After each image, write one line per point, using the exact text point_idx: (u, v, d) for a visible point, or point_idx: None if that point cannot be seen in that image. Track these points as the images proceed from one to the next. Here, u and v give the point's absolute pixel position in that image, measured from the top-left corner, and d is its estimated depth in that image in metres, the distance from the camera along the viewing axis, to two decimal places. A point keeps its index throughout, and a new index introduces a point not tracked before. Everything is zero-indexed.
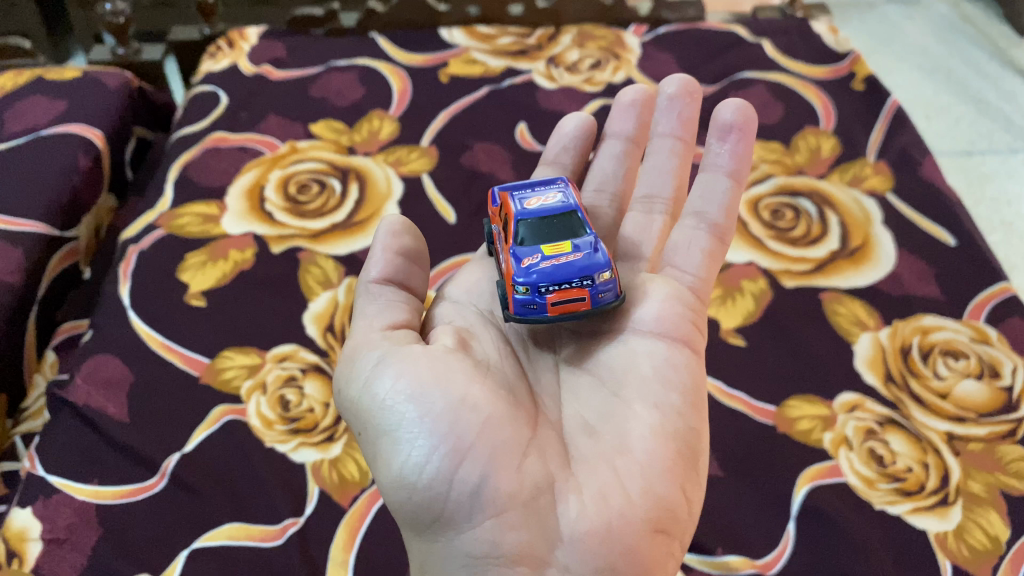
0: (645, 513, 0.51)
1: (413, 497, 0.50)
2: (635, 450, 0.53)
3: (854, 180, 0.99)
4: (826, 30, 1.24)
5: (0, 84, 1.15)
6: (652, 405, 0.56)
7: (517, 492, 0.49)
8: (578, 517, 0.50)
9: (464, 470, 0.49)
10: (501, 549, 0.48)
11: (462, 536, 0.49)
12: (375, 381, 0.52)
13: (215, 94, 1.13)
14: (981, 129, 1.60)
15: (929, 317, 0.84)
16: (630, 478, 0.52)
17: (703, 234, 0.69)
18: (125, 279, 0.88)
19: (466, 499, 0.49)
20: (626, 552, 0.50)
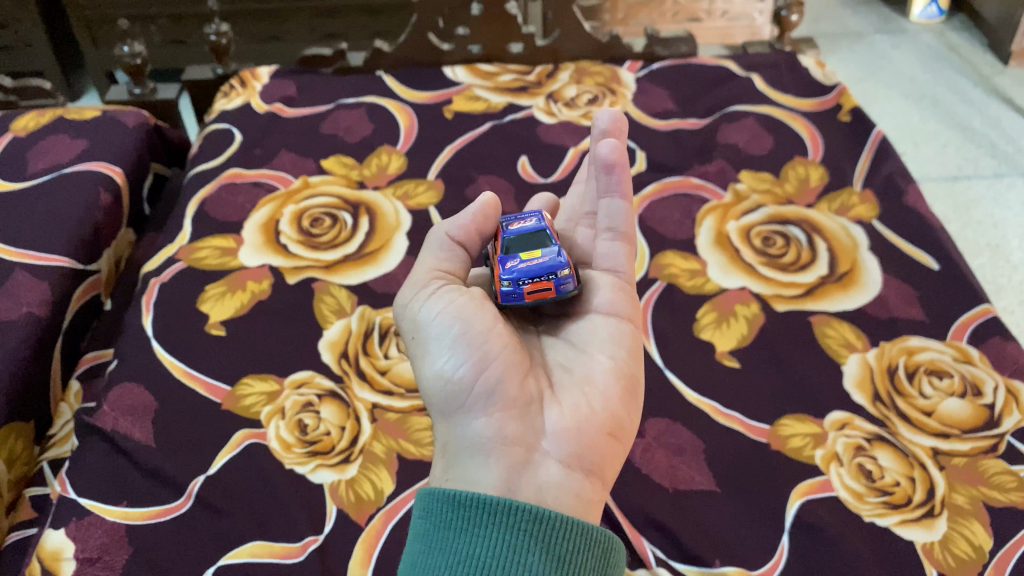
0: (606, 424, 0.60)
1: (438, 391, 0.59)
2: (602, 378, 0.62)
3: (841, 208, 1.04)
4: (813, 64, 1.29)
5: (24, 124, 1.21)
6: (613, 344, 0.65)
7: (520, 398, 0.59)
8: (562, 419, 0.59)
9: (486, 374, 0.58)
10: (503, 435, 0.57)
11: (471, 422, 0.58)
12: (421, 299, 0.61)
13: (230, 132, 1.18)
14: (968, 154, 1.66)
15: (914, 339, 0.88)
16: (600, 398, 0.61)
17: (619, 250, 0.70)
18: (148, 310, 0.93)
19: (483, 395, 0.58)
20: (595, 453, 0.58)
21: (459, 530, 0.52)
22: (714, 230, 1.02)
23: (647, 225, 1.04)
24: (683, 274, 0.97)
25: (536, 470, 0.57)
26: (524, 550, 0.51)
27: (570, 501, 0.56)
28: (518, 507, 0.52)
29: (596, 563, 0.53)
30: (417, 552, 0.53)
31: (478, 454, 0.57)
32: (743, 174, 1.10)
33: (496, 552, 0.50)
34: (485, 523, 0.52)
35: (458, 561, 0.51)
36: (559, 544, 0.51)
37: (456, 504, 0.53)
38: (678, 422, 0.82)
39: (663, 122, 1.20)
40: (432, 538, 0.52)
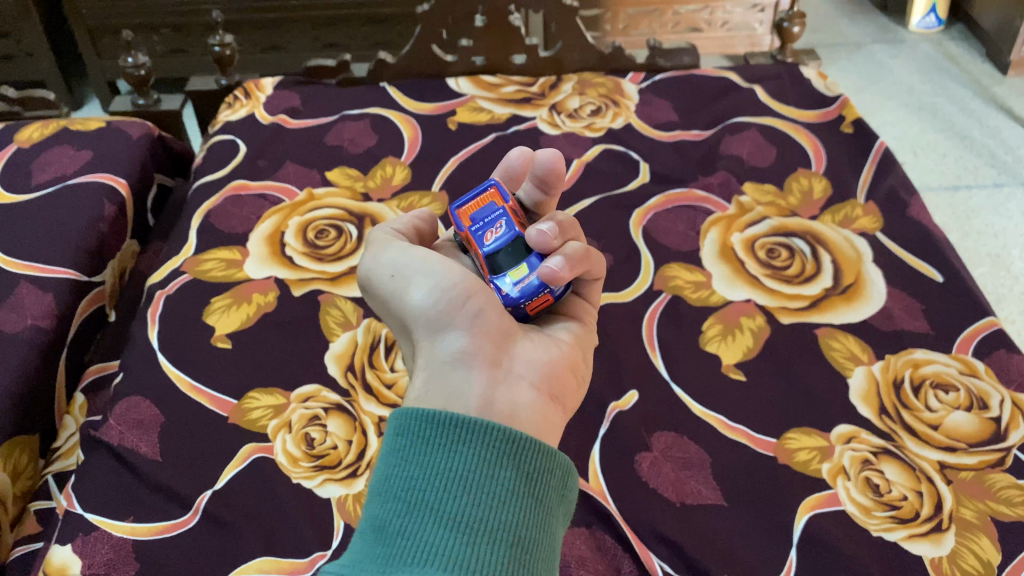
0: (566, 366, 0.62)
1: (419, 320, 0.59)
2: (564, 339, 0.65)
3: (844, 220, 1.04)
4: (815, 75, 1.30)
5: (28, 134, 1.21)
6: (571, 321, 0.68)
7: (501, 329, 0.59)
8: (533, 354, 0.60)
9: (470, 302, 0.59)
10: (481, 354, 0.57)
11: (451, 342, 0.57)
12: (401, 248, 0.62)
13: (234, 143, 1.18)
14: (967, 164, 1.66)
15: (920, 352, 0.88)
16: (563, 347, 0.63)
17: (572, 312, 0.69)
18: (153, 323, 0.93)
19: (466, 319, 0.58)
20: (558, 386, 0.60)
21: (434, 448, 0.50)
22: (718, 242, 1.02)
23: (652, 237, 1.04)
24: (688, 286, 0.97)
25: (511, 387, 0.57)
26: (500, 470, 0.49)
27: (540, 420, 0.56)
28: (493, 428, 0.50)
29: (562, 487, 0.52)
30: (387, 470, 0.50)
31: (458, 368, 0.56)
32: (747, 186, 1.10)
33: (473, 470, 0.49)
34: (461, 442, 0.50)
35: (433, 479, 0.48)
36: (533, 466, 0.50)
37: (431, 421, 0.50)
38: (685, 435, 0.82)
39: (666, 134, 1.20)
40: (405, 454, 0.50)
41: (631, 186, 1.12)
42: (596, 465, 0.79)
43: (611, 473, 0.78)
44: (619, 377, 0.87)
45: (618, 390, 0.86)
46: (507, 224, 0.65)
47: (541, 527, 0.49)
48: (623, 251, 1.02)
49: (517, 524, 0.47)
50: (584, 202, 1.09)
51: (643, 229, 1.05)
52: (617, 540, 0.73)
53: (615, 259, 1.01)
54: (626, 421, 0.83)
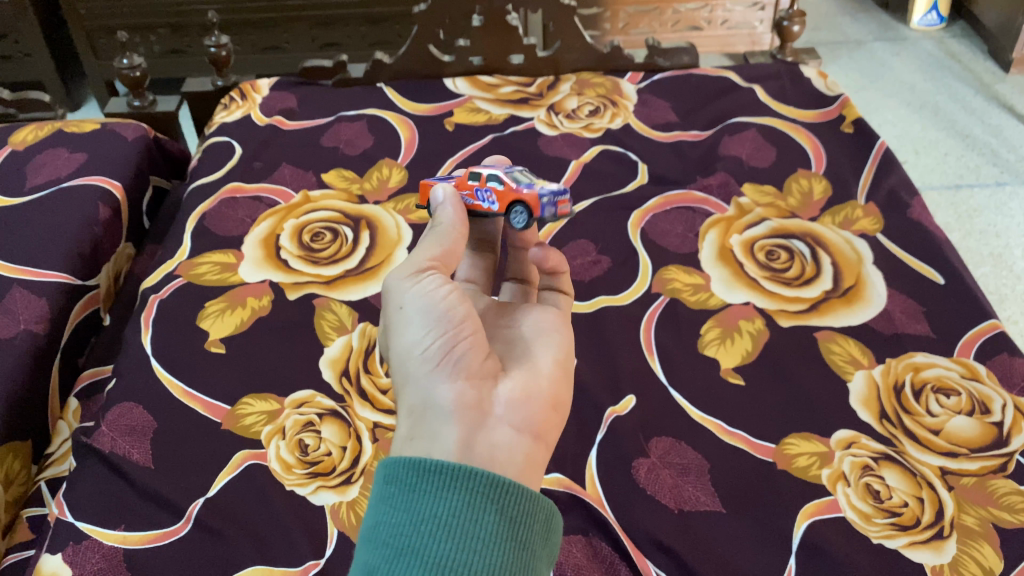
0: (548, 402, 0.61)
1: (408, 362, 0.57)
2: (548, 365, 0.63)
3: (845, 221, 1.03)
4: (816, 74, 1.29)
5: (22, 137, 1.20)
6: (556, 340, 0.66)
7: (480, 374, 0.58)
8: (514, 395, 0.59)
9: (457, 348, 0.57)
10: (462, 399, 0.56)
11: (435, 386, 0.56)
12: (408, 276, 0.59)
13: (230, 145, 1.17)
14: (969, 162, 1.65)
15: (920, 355, 0.87)
16: (545, 375, 0.62)
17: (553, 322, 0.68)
18: (147, 327, 0.92)
19: (451, 366, 0.57)
20: (540, 421, 0.59)
21: (422, 492, 0.49)
22: (717, 245, 1.01)
23: (650, 239, 1.03)
24: (687, 288, 0.96)
25: (489, 432, 0.56)
26: (484, 511, 0.48)
27: (518, 463, 0.56)
28: (478, 472, 0.50)
29: (546, 529, 0.51)
30: (377, 516, 0.49)
31: (439, 416, 0.55)
32: (746, 187, 1.09)
33: (459, 513, 0.48)
34: (447, 486, 0.49)
35: (421, 522, 0.48)
36: (518, 509, 0.50)
37: (419, 466, 0.50)
38: (683, 440, 0.81)
39: (665, 134, 1.19)
40: (393, 500, 0.49)
41: (630, 187, 1.11)
42: (592, 472, 0.78)
43: (607, 479, 0.78)
44: (617, 381, 0.86)
45: (615, 395, 0.85)
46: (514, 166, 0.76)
47: (527, 568, 0.48)
48: (621, 253, 1.01)
49: (502, 567, 0.47)
50: (582, 204, 1.08)
51: (642, 231, 1.04)
52: (614, 548, 0.72)
53: (613, 262, 1.00)
54: (623, 427, 0.82)
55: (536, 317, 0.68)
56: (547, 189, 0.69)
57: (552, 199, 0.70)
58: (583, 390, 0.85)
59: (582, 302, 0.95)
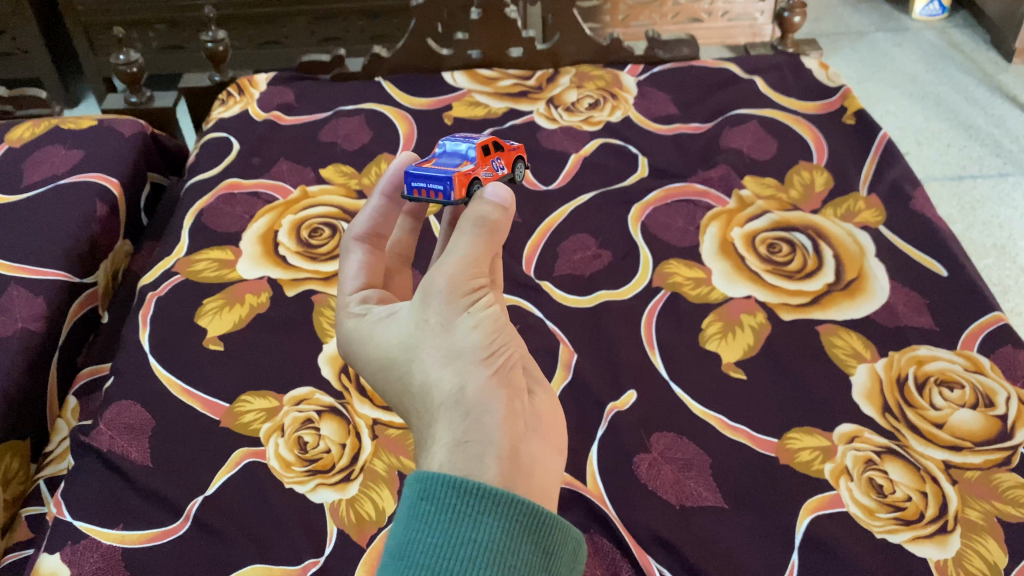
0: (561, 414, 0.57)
1: (465, 366, 0.50)
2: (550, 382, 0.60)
3: (847, 214, 1.02)
4: (817, 65, 1.27)
5: (18, 134, 1.19)
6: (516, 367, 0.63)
7: (521, 384, 0.53)
8: (542, 407, 0.55)
9: (511, 357, 0.52)
10: (514, 407, 0.50)
11: (489, 397, 0.49)
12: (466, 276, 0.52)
13: (227, 141, 1.17)
14: (972, 153, 1.65)
15: (923, 348, 0.86)
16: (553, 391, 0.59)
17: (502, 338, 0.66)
18: (145, 325, 0.91)
19: (502, 374, 0.51)
20: (558, 433, 0.56)
21: (459, 515, 0.44)
22: (718, 238, 1.00)
23: (650, 232, 1.02)
24: (688, 282, 0.95)
25: (532, 442, 0.51)
26: (523, 544, 0.43)
27: (550, 474, 0.51)
28: (519, 500, 0.45)
29: (575, 560, 0.47)
30: (407, 535, 0.44)
31: (496, 419, 0.49)
32: (747, 180, 1.08)
33: (499, 542, 0.43)
34: (488, 510, 0.44)
35: (457, 549, 0.43)
36: (554, 540, 0.45)
37: (459, 486, 0.44)
38: (684, 436, 0.80)
39: (665, 127, 1.18)
40: (428, 519, 0.44)
41: (630, 181, 1.10)
42: (593, 467, 0.78)
43: (609, 476, 0.77)
44: (617, 377, 0.86)
45: (615, 390, 0.85)
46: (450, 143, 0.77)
47: None
48: (622, 247, 1.01)
49: None
50: (582, 197, 1.08)
51: (642, 225, 1.03)
52: (616, 545, 0.71)
53: (613, 256, 0.99)
54: (624, 422, 0.81)
55: None
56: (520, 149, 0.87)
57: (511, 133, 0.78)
58: (584, 385, 0.85)
59: (583, 297, 0.95)
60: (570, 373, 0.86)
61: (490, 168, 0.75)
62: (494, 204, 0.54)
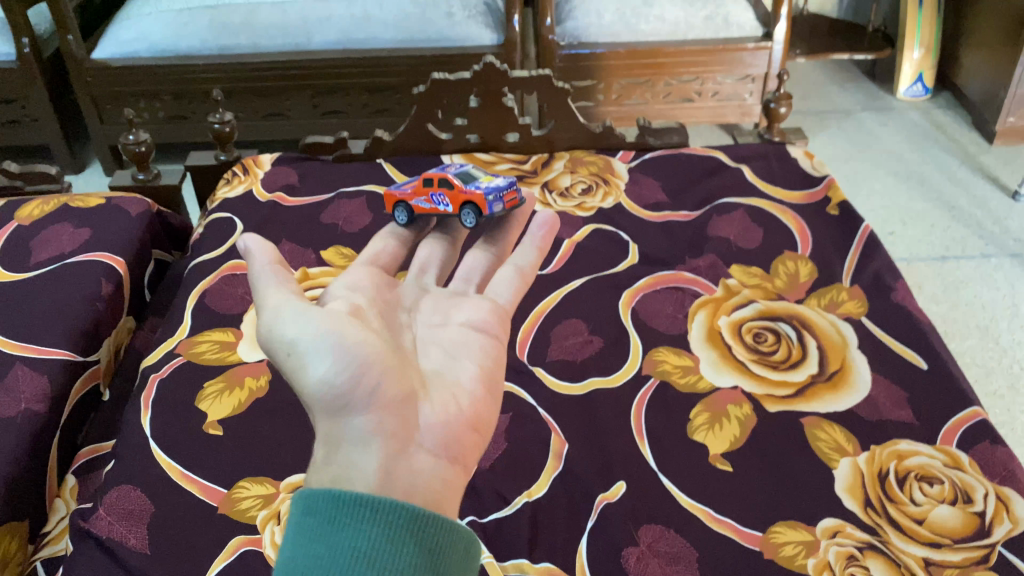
0: (472, 412, 0.61)
1: (317, 401, 0.55)
2: (469, 386, 0.63)
3: (830, 304, 1.05)
4: (802, 154, 1.32)
5: (28, 212, 1.23)
6: (481, 354, 0.67)
7: (398, 397, 0.57)
8: (433, 418, 0.59)
9: (365, 376, 0.55)
10: (384, 430, 0.55)
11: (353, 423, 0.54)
12: (277, 317, 0.56)
13: (231, 221, 1.20)
14: (955, 234, 1.69)
15: (905, 443, 0.89)
16: (469, 390, 0.63)
17: (479, 316, 0.70)
18: (147, 408, 0.94)
19: (363, 396, 0.55)
20: (459, 424, 0.60)
21: (340, 525, 0.48)
22: (706, 326, 1.04)
23: (640, 319, 1.05)
24: (676, 371, 0.98)
25: (412, 458, 0.55)
26: (403, 545, 0.48)
27: (446, 480, 0.56)
28: (396, 505, 0.49)
29: (464, 558, 0.52)
30: (293, 549, 0.48)
31: (356, 447, 0.53)
32: (734, 268, 1.12)
33: (376, 547, 0.48)
34: (366, 518, 0.48)
35: (340, 555, 0.47)
36: (436, 540, 0.50)
37: (341, 498, 0.49)
38: (671, 529, 0.82)
39: (655, 214, 1.22)
40: (312, 533, 0.48)
41: (621, 267, 1.14)
42: (582, 560, 0.80)
43: (597, 568, 0.79)
44: (607, 467, 0.88)
45: (605, 481, 0.87)
46: (463, 171, 1.06)
47: None
48: (612, 333, 1.04)
49: None
50: (574, 282, 1.11)
51: (632, 311, 1.07)
52: None
53: (604, 342, 1.02)
54: (613, 513, 0.83)
55: (469, 321, 0.70)
56: (490, 190, 0.97)
57: (498, 198, 0.96)
58: (575, 475, 0.87)
59: (573, 384, 0.97)
60: (561, 464, 0.88)
61: (425, 196, 1.01)
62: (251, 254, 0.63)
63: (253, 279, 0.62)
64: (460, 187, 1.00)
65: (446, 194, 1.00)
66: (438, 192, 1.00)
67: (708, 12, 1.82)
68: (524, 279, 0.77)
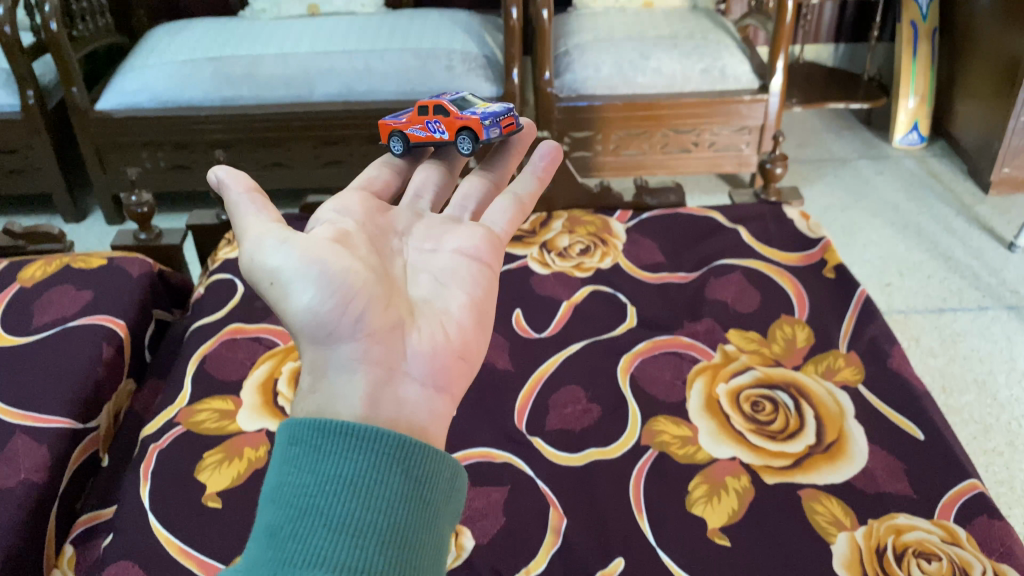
0: (458, 342, 0.65)
1: (304, 327, 0.60)
2: (457, 313, 0.67)
3: (827, 371, 1.06)
4: (798, 215, 1.33)
5: (30, 274, 1.24)
6: (470, 280, 0.70)
7: (381, 327, 0.61)
8: (420, 345, 0.63)
9: (348, 305, 0.60)
10: (370, 359, 0.60)
11: (339, 352, 0.59)
12: (261, 245, 0.61)
13: (232, 284, 1.22)
14: (952, 285, 1.70)
15: (902, 518, 0.89)
16: (457, 319, 0.67)
17: (470, 242, 0.74)
18: (146, 479, 0.94)
19: (348, 326, 0.60)
20: (445, 349, 0.64)
21: (327, 454, 0.51)
22: (704, 393, 1.04)
23: (639, 386, 1.06)
24: (674, 441, 0.99)
25: (397, 387, 0.59)
26: (389, 473, 0.51)
27: (430, 407, 0.60)
28: (381, 433, 0.52)
29: (448, 485, 0.55)
30: (280, 478, 0.51)
31: (342, 376, 0.58)
32: (731, 333, 1.12)
33: (361, 475, 0.51)
34: (351, 447, 0.52)
35: (322, 482, 0.50)
36: (420, 467, 0.53)
37: (323, 429, 0.52)
38: None
39: (653, 275, 1.23)
40: (297, 462, 0.51)
41: (619, 330, 1.14)
42: None
43: None
44: (605, 542, 0.88)
45: (603, 557, 0.87)
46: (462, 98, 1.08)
47: (426, 525, 0.52)
48: (610, 400, 1.04)
49: (403, 527, 0.50)
50: (572, 347, 1.12)
51: (631, 378, 1.07)
52: None
53: (602, 410, 1.03)
54: None
55: (459, 246, 0.74)
56: (488, 116, 0.99)
57: (494, 124, 0.98)
58: (573, 549, 0.87)
59: (572, 455, 0.98)
60: (559, 538, 0.88)
61: (420, 118, 1.03)
62: (226, 181, 0.66)
63: (233, 208, 0.65)
64: (456, 116, 1.04)
65: (442, 121, 1.03)
66: (434, 120, 1.02)
67: (704, 64, 1.82)
68: (521, 208, 0.80)
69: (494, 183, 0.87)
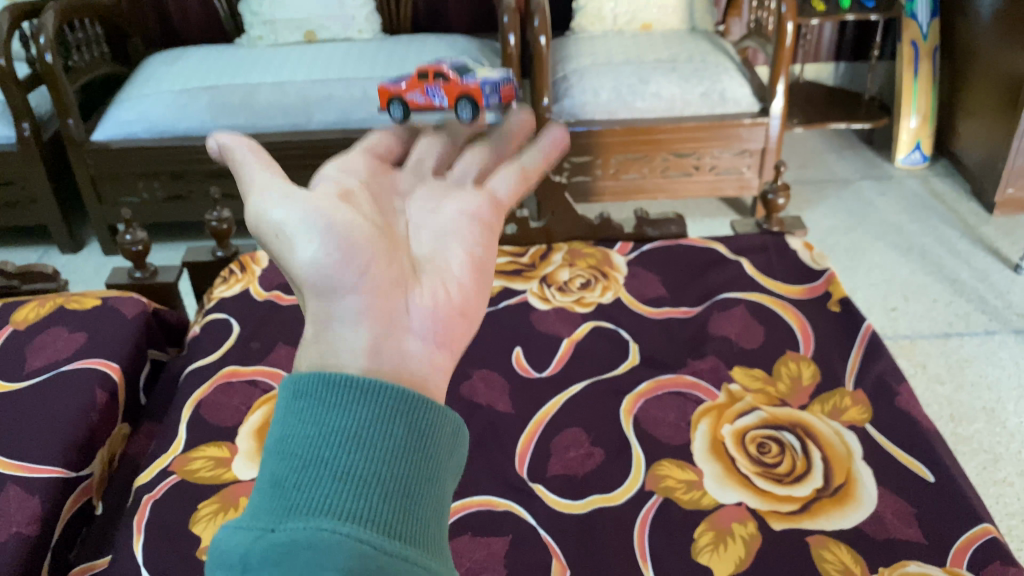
0: (466, 303, 0.53)
1: (304, 281, 0.48)
2: (460, 267, 0.55)
3: (834, 410, 1.04)
4: (802, 246, 1.31)
5: (24, 316, 1.22)
6: (477, 235, 0.58)
7: (384, 278, 0.50)
8: (425, 302, 0.51)
9: (356, 251, 0.49)
10: (377, 312, 0.48)
11: (339, 303, 0.47)
12: (254, 201, 0.50)
13: (228, 322, 1.20)
14: (958, 309, 1.68)
15: (914, 565, 0.86)
16: (463, 276, 0.54)
17: (474, 199, 0.62)
18: (139, 532, 0.92)
19: (348, 271, 0.48)
20: (456, 314, 0.52)
21: (332, 404, 0.43)
22: (709, 435, 1.02)
23: (642, 429, 1.04)
24: (679, 486, 0.97)
25: (401, 340, 0.48)
26: (395, 427, 0.43)
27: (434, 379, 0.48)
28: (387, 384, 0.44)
29: (454, 444, 0.46)
30: (284, 431, 0.43)
31: (341, 336, 0.46)
32: (735, 370, 1.10)
33: (367, 426, 0.43)
34: (358, 395, 0.43)
35: (327, 434, 0.43)
36: (431, 420, 0.45)
37: (329, 379, 0.44)
38: None
39: (655, 309, 1.21)
40: (302, 413, 0.43)
41: (621, 368, 1.13)
42: None
43: None
44: None
45: None
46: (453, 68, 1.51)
47: (433, 480, 0.44)
48: (613, 444, 1.02)
49: (407, 480, 0.43)
50: (573, 387, 1.11)
51: (634, 419, 1.05)
52: None
53: (605, 455, 1.01)
54: None
55: (460, 203, 0.61)
56: (485, 85, 1.41)
57: (493, 91, 1.41)
58: None
59: (574, 501, 0.96)
60: None
61: (430, 89, 1.47)
62: (223, 143, 0.56)
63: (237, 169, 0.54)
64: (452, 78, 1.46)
65: (446, 87, 1.44)
66: (439, 87, 1.45)
67: (704, 88, 1.80)
68: (527, 179, 0.68)
69: (500, 152, 0.74)
